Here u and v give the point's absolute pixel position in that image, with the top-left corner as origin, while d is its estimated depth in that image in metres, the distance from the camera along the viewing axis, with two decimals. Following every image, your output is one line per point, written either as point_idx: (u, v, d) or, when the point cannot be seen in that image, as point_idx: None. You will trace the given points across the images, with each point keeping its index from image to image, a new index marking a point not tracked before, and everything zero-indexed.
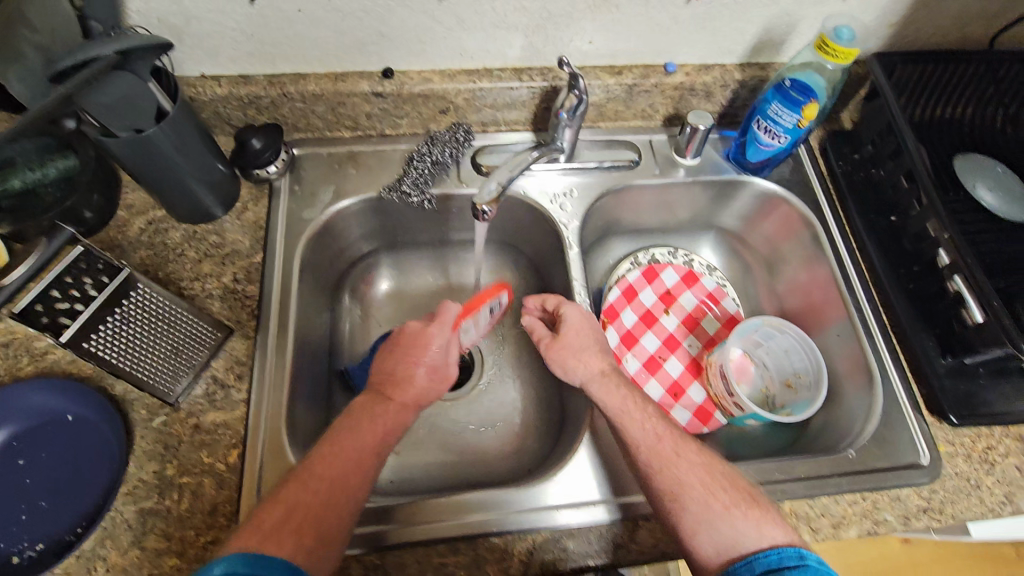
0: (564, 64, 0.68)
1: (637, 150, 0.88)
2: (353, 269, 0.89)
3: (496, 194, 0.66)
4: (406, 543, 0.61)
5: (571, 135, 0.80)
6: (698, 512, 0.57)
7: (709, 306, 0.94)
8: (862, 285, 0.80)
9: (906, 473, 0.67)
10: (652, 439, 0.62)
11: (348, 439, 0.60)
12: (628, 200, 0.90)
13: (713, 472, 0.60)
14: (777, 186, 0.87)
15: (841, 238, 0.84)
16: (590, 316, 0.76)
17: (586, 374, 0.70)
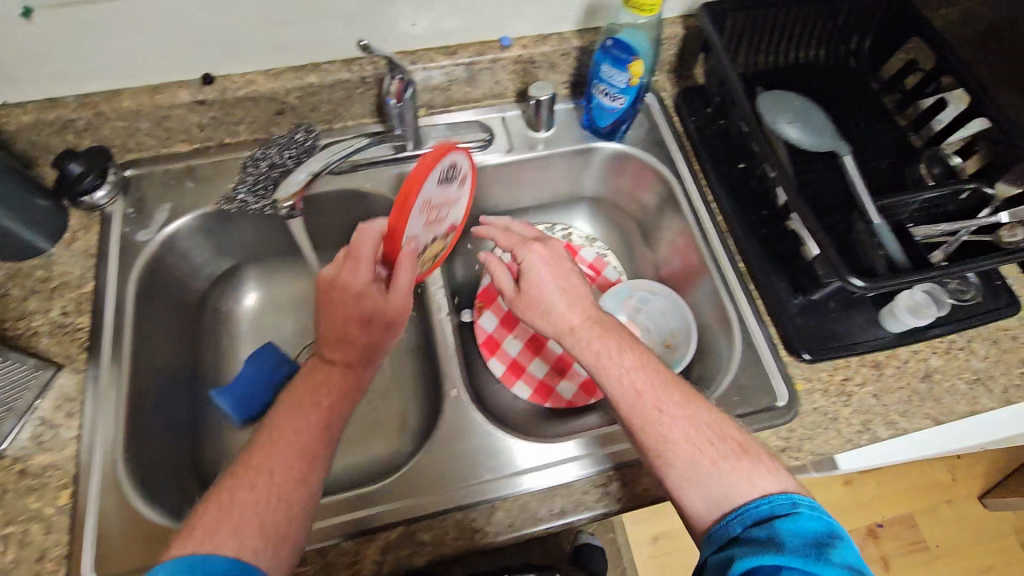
0: (367, 50, 0.63)
1: (488, 128, 0.86)
2: (215, 287, 0.86)
3: (304, 184, 0.64)
4: (389, 524, 0.61)
5: (409, 122, 0.78)
6: (685, 469, 0.56)
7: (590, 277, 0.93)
8: (718, 233, 0.79)
9: (762, 416, 0.68)
10: (630, 395, 0.60)
11: (293, 428, 0.57)
12: (489, 181, 0.89)
13: (699, 425, 0.58)
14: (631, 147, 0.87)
15: (698, 191, 0.83)
16: (557, 261, 0.71)
17: (556, 327, 0.67)
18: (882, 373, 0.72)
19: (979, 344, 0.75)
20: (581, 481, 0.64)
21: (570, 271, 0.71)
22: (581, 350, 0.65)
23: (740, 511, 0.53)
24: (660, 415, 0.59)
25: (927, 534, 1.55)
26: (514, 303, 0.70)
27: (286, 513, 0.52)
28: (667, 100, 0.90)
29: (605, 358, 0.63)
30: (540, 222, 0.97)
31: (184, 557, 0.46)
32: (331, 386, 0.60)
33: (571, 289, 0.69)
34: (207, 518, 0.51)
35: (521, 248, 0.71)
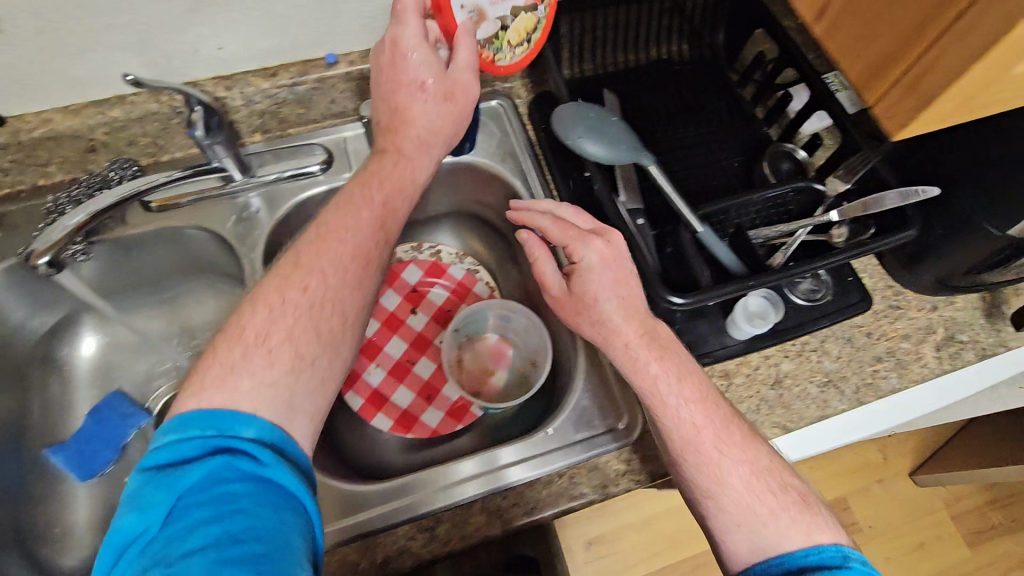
0: (132, 80, 0.57)
1: (327, 150, 0.82)
2: (48, 337, 0.81)
3: (51, 241, 0.66)
4: (402, 523, 0.60)
5: (225, 152, 0.73)
6: (738, 513, 0.53)
7: (458, 296, 0.91)
8: (567, 246, 0.76)
9: (602, 440, 0.65)
10: (683, 431, 0.57)
11: (338, 229, 0.61)
12: None
13: (759, 470, 0.55)
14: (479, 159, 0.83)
15: (548, 202, 0.80)
16: (622, 255, 0.63)
17: (609, 331, 0.62)
18: (732, 382, 0.70)
19: (833, 343, 0.73)
20: (407, 526, 0.61)
21: (629, 274, 0.63)
22: (630, 369, 0.61)
23: (771, 559, 0.51)
24: (686, 451, 0.57)
25: (860, 515, 1.54)
26: (561, 299, 0.65)
27: (323, 335, 0.56)
28: (520, 107, 0.87)
29: (662, 383, 0.59)
30: (405, 242, 0.94)
31: (192, 414, 0.47)
32: (345, 218, 0.62)
33: (626, 294, 0.62)
34: (209, 362, 0.52)
35: (579, 243, 0.63)
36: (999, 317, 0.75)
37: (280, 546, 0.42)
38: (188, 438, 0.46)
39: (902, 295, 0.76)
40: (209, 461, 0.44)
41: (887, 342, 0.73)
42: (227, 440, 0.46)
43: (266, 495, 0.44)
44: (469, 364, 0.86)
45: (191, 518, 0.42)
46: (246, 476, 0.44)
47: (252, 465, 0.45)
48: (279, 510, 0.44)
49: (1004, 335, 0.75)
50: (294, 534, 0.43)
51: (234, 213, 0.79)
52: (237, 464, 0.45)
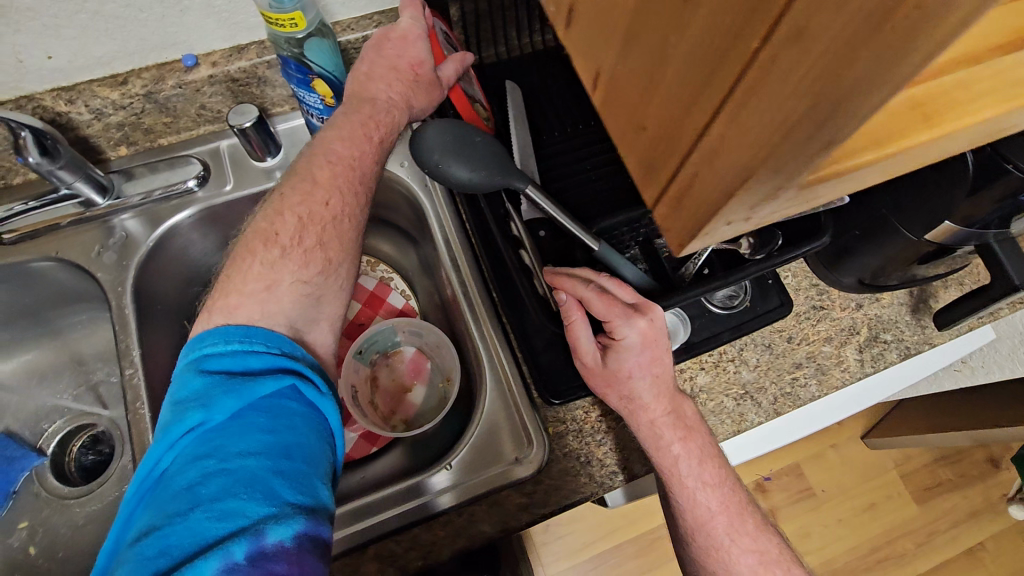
0: None
1: (202, 163, 0.74)
2: None
3: None
4: (420, 520, 0.59)
5: (71, 174, 0.64)
6: None
7: (372, 308, 0.86)
8: (467, 260, 0.71)
9: (503, 472, 0.61)
10: (699, 513, 0.59)
11: (345, 157, 0.60)
12: (222, 222, 0.77)
13: (767, 561, 0.58)
14: None
15: (449, 210, 0.73)
16: (661, 340, 0.57)
17: (638, 404, 0.58)
18: None
19: (751, 351, 0.69)
20: None
21: (666, 352, 0.59)
22: (652, 448, 0.59)
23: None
24: (703, 533, 0.59)
25: (813, 480, 1.56)
26: (591, 374, 0.59)
27: (345, 246, 0.58)
28: None
29: (683, 467, 0.59)
30: None
31: (232, 329, 0.48)
32: (358, 143, 0.61)
33: (661, 374, 0.59)
34: (246, 261, 0.54)
35: (621, 321, 0.56)
36: (925, 312, 0.72)
37: (325, 474, 0.44)
38: (246, 349, 0.47)
39: (825, 294, 0.72)
40: (273, 377, 0.46)
41: (809, 346, 0.70)
42: (288, 359, 0.48)
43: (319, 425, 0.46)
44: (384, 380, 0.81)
45: (251, 422, 0.43)
46: (303, 399, 0.46)
47: (307, 392, 0.47)
48: (323, 439, 0.45)
49: (929, 331, 0.71)
50: (332, 471, 0.45)
51: (100, 240, 0.71)
52: (293, 386, 0.46)
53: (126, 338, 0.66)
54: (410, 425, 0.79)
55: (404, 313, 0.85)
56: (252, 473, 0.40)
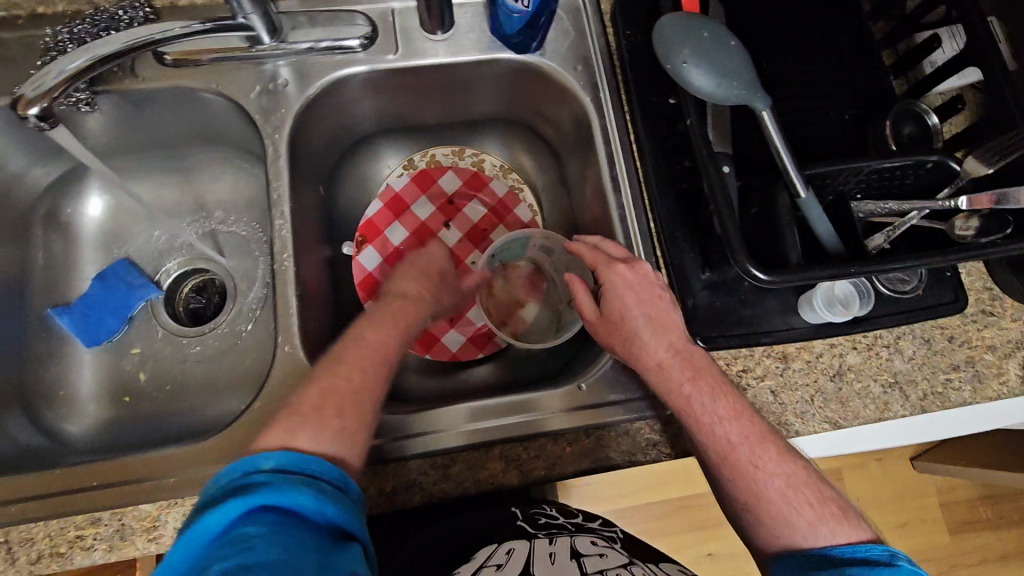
0: None
1: (371, 23, 0.69)
2: (52, 193, 0.74)
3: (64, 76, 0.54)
4: (537, 433, 0.59)
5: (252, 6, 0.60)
6: (774, 523, 0.50)
7: (497, 216, 0.84)
8: (631, 184, 0.67)
9: (636, 405, 0.60)
10: (719, 441, 0.53)
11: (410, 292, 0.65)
12: (373, 90, 0.72)
13: (797, 477, 0.52)
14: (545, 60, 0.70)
15: (618, 128, 0.69)
16: (651, 283, 0.58)
17: (640, 357, 0.57)
18: (789, 367, 0.63)
19: (908, 341, 0.65)
20: (419, 461, 0.58)
21: (659, 297, 0.58)
22: (664, 389, 0.55)
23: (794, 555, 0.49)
24: (727, 472, 0.53)
25: (849, 488, 1.53)
26: (595, 328, 0.61)
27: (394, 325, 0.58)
28: (602, 5, 0.73)
29: (695, 404, 0.53)
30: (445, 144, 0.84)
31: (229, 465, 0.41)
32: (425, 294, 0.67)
33: (657, 316, 0.57)
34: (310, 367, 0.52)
35: (607, 268, 0.60)
36: None
37: (328, 546, 0.38)
38: (212, 486, 0.40)
39: (998, 301, 0.67)
40: (234, 497, 0.38)
41: (969, 350, 0.65)
42: (249, 472, 0.40)
43: (302, 504, 0.39)
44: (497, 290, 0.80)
45: (212, 555, 0.35)
46: (278, 491, 0.39)
47: (281, 483, 0.40)
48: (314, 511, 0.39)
49: None
50: (336, 531, 0.40)
51: (262, 83, 0.68)
52: (265, 489, 0.39)
53: (278, 189, 0.64)
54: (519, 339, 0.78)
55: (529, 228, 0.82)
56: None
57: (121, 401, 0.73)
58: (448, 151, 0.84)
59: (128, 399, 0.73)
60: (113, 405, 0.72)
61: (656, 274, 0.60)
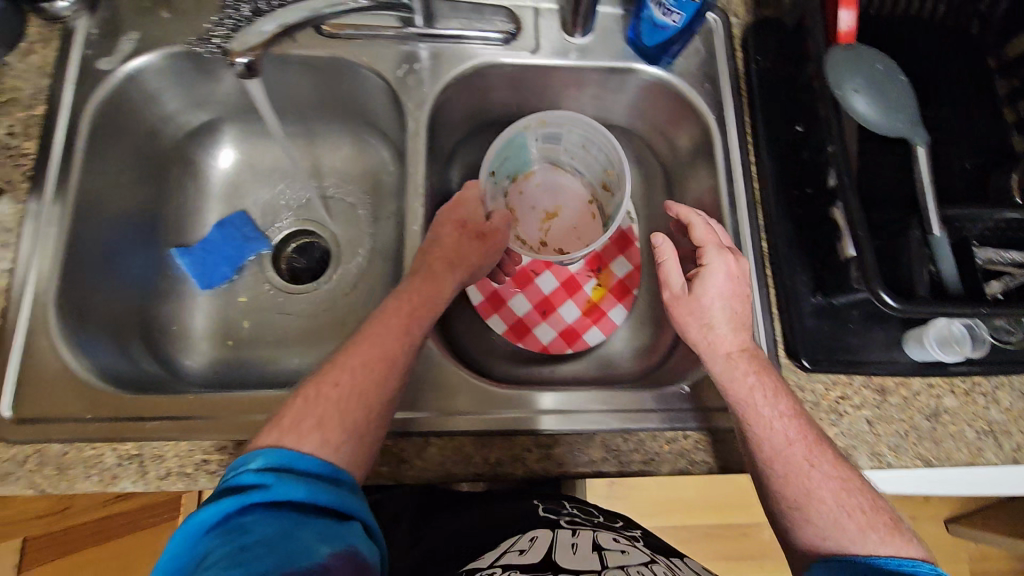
0: None
1: (514, 18, 0.72)
2: (188, 139, 0.78)
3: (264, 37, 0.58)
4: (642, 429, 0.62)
5: None
6: (823, 527, 0.50)
7: None
8: (748, 205, 0.68)
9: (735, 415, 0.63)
10: (778, 438, 0.54)
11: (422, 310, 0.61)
12: (504, 82, 0.76)
13: (850, 487, 0.52)
14: (676, 77, 0.73)
15: (739, 147, 0.70)
16: (743, 274, 0.61)
17: (710, 345, 0.58)
18: (885, 400, 0.63)
19: (1005, 393, 0.65)
20: (524, 437, 0.61)
21: (745, 297, 0.61)
22: (729, 381, 0.57)
23: (828, 561, 0.48)
24: (773, 461, 0.53)
25: None
26: (675, 303, 0.61)
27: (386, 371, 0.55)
28: (734, 29, 0.75)
29: (757, 396, 0.55)
30: None
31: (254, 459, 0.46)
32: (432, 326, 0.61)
33: (738, 309, 0.59)
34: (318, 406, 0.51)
35: (712, 249, 0.61)
36: None
37: (325, 523, 0.42)
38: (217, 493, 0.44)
39: None
40: (225, 496, 0.42)
41: None
42: (239, 471, 0.44)
43: (295, 492, 0.43)
44: (592, 290, 0.83)
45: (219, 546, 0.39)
46: (280, 484, 0.43)
47: (278, 479, 0.44)
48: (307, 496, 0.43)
49: None
50: (336, 513, 0.44)
51: (406, 62, 0.71)
52: (266, 484, 0.43)
53: (416, 166, 0.69)
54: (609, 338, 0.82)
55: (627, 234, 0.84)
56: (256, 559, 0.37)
57: (221, 345, 0.75)
58: None
59: (232, 343, 0.76)
60: (218, 347, 0.75)
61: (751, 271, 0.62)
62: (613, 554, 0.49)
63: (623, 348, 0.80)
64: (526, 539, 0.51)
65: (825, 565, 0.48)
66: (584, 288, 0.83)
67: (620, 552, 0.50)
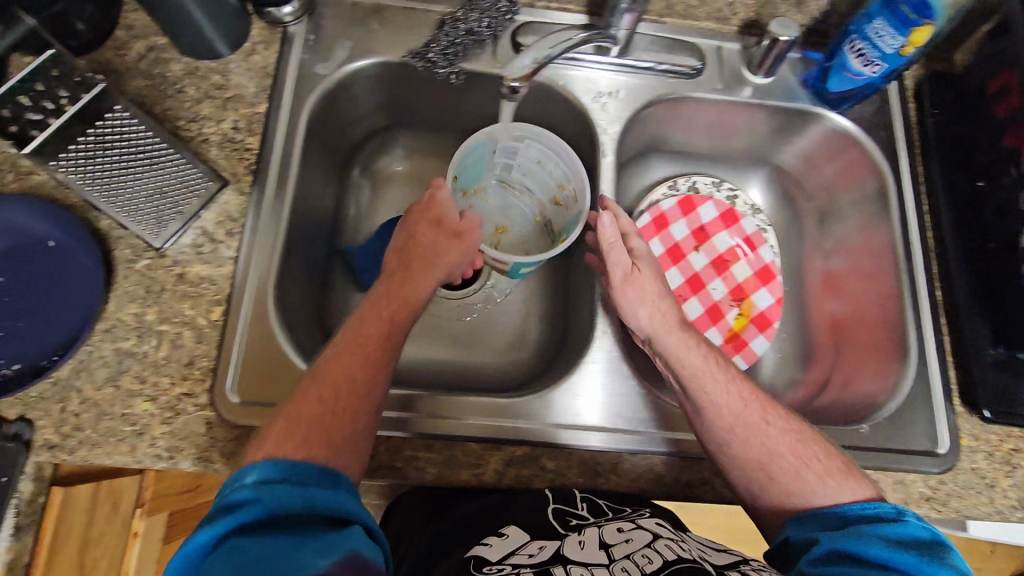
0: None
1: (700, 56, 0.75)
2: (366, 142, 0.81)
3: (528, 70, 0.52)
4: None
5: (629, 23, 0.67)
6: (790, 480, 0.57)
7: (742, 251, 0.88)
8: (923, 254, 0.71)
9: (914, 458, 0.65)
10: (694, 370, 0.62)
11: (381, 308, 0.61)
12: (681, 114, 0.80)
13: (805, 441, 0.59)
14: (853, 124, 0.75)
15: (914, 198, 0.73)
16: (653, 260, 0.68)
17: (644, 322, 0.65)
18: None
19: None
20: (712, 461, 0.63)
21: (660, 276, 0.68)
22: (681, 359, 0.62)
23: (800, 519, 0.55)
24: (748, 434, 0.58)
25: None
26: (625, 284, 0.65)
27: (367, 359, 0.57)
28: (908, 81, 0.78)
29: (693, 361, 0.62)
30: (707, 174, 0.90)
31: (267, 464, 0.48)
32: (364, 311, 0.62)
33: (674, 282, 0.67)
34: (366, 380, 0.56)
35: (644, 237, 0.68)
36: None
37: (323, 532, 0.44)
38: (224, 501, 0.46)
39: None
40: (224, 516, 0.44)
41: None
42: (238, 486, 0.46)
43: (273, 501, 0.45)
44: (735, 319, 0.85)
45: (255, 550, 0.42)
46: (265, 493, 0.45)
47: (269, 490, 0.45)
48: (281, 505, 0.45)
49: None
50: (331, 518, 0.45)
51: (604, 90, 0.74)
52: (251, 497, 0.45)
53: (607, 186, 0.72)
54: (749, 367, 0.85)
55: (771, 269, 0.86)
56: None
57: None
58: (711, 181, 0.89)
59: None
60: None
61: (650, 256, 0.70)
62: (618, 544, 0.54)
63: (767, 379, 0.82)
64: (534, 544, 0.56)
65: (797, 524, 0.55)
66: (726, 316, 0.85)
67: (626, 541, 0.54)
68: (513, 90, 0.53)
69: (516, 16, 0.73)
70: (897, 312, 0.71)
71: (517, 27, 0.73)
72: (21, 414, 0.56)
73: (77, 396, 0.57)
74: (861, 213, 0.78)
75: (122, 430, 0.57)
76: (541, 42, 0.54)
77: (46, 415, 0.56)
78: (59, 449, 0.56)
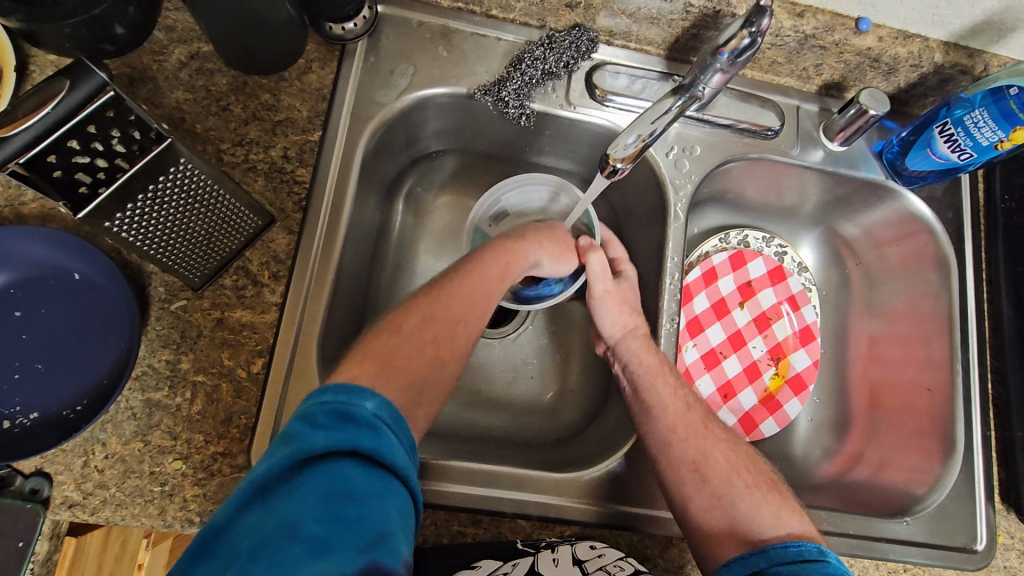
0: (754, 23, 0.49)
1: (780, 115, 0.72)
2: (413, 171, 0.75)
3: (634, 150, 0.54)
4: (875, 557, 0.63)
5: (720, 83, 0.56)
6: (737, 475, 0.57)
7: (787, 307, 0.83)
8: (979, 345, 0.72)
9: (953, 555, 0.65)
10: (648, 368, 0.62)
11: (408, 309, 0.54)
12: (749, 173, 0.76)
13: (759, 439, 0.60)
14: (928, 211, 0.73)
15: (974, 287, 0.73)
16: (632, 296, 0.66)
17: (614, 332, 0.65)
18: None
19: None
20: None
21: (638, 310, 0.66)
22: (646, 383, 0.62)
23: (731, 561, 0.51)
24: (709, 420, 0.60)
25: None
26: (598, 296, 0.65)
27: None
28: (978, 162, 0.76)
29: (640, 376, 0.62)
30: (758, 227, 0.85)
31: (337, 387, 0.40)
32: None
33: (633, 318, 0.65)
34: None
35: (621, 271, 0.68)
36: None
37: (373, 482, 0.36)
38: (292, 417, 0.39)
39: None
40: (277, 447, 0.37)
41: None
42: (355, 404, 0.39)
43: (374, 442, 0.37)
44: (771, 379, 0.80)
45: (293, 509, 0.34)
46: (382, 433, 0.38)
47: (383, 431, 0.38)
48: (384, 452, 0.37)
49: None
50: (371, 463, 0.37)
51: (678, 146, 0.70)
52: (367, 426, 0.38)
53: (674, 248, 0.68)
54: (781, 432, 0.79)
55: (813, 330, 0.82)
56: (307, 543, 0.32)
57: None
58: (761, 236, 0.85)
59: None
60: None
61: (634, 295, 0.67)
62: (591, 560, 0.53)
63: (800, 437, 0.79)
64: (508, 563, 0.52)
65: (729, 567, 0.50)
66: (762, 375, 0.80)
67: (598, 555, 0.54)
68: (615, 170, 0.55)
69: (593, 55, 0.68)
70: (944, 403, 0.71)
71: (592, 67, 0.68)
72: (38, 468, 0.51)
73: (101, 450, 0.52)
74: (919, 289, 0.76)
75: (150, 491, 0.52)
76: (644, 115, 0.54)
77: (66, 469, 0.52)
78: (79, 509, 0.51)
